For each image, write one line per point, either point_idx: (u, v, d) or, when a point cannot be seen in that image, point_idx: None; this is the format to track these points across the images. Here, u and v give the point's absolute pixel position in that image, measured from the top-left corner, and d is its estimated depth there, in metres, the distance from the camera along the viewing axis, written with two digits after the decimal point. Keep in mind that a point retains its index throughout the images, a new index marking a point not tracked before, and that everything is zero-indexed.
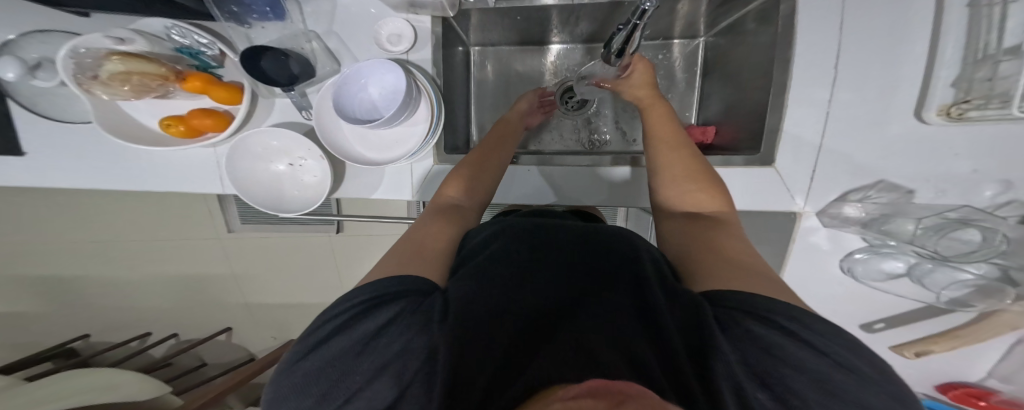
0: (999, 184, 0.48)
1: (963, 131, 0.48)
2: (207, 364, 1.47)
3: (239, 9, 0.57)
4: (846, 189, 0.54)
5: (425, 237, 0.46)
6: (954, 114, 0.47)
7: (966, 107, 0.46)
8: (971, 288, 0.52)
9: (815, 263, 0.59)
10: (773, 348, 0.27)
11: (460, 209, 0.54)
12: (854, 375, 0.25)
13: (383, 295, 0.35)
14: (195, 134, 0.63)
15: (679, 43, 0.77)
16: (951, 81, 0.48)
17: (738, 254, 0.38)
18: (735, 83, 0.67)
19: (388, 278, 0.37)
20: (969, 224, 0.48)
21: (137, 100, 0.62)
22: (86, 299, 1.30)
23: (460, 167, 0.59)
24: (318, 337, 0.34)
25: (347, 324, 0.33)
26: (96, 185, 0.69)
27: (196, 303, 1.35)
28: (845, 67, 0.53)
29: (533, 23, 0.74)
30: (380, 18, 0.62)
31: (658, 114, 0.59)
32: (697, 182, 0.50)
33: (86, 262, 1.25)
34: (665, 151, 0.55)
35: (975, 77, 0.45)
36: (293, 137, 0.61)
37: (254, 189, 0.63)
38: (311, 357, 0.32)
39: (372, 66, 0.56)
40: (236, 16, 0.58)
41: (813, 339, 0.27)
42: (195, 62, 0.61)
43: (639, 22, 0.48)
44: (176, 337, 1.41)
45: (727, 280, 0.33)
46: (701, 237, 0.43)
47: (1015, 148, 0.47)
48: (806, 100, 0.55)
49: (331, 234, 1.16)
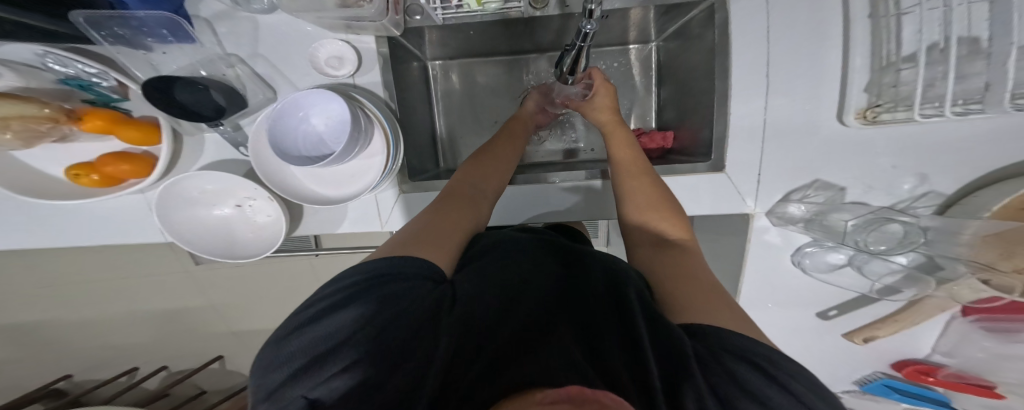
0: (915, 177, 0.53)
1: (882, 131, 0.53)
2: (206, 391, 1.29)
3: (127, 32, 0.51)
4: (788, 192, 0.58)
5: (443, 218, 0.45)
6: (869, 117, 0.52)
7: (879, 110, 0.51)
8: (899, 275, 0.58)
9: (771, 260, 0.62)
10: (751, 387, 0.25)
11: (475, 194, 0.52)
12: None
13: (390, 278, 0.34)
14: (112, 182, 0.56)
15: (634, 48, 0.80)
16: (863, 86, 0.53)
17: (712, 285, 0.38)
18: (685, 89, 0.70)
19: (403, 258, 0.36)
20: (892, 219, 0.53)
21: (33, 148, 0.54)
22: (16, 358, 1.16)
23: (473, 160, 0.58)
24: (317, 308, 0.32)
25: (347, 301, 0.32)
26: (9, 242, 0.61)
27: (167, 338, 1.21)
28: (777, 76, 0.56)
29: (486, 37, 0.73)
30: (316, 38, 0.57)
31: (619, 139, 0.60)
32: (659, 209, 0.51)
33: (9, 317, 1.11)
34: (626, 181, 0.55)
35: (884, 82, 0.51)
36: (230, 177, 0.55)
37: (199, 236, 0.57)
38: (308, 328, 0.31)
39: (312, 98, 0.52)
40: (125, 39, 0.52)
41: (801, 391, 0.25)
42: (89, 95, 0.54)
43: (584, 43, 0.49)
44: (165, 371, 1.25)
45: (706, 312, 0.33)
46: (658, 262, 0.44)
47: (928, 146, 0.51)
48: (748, 107, 0.58)
49: (311, 256, 1.08)
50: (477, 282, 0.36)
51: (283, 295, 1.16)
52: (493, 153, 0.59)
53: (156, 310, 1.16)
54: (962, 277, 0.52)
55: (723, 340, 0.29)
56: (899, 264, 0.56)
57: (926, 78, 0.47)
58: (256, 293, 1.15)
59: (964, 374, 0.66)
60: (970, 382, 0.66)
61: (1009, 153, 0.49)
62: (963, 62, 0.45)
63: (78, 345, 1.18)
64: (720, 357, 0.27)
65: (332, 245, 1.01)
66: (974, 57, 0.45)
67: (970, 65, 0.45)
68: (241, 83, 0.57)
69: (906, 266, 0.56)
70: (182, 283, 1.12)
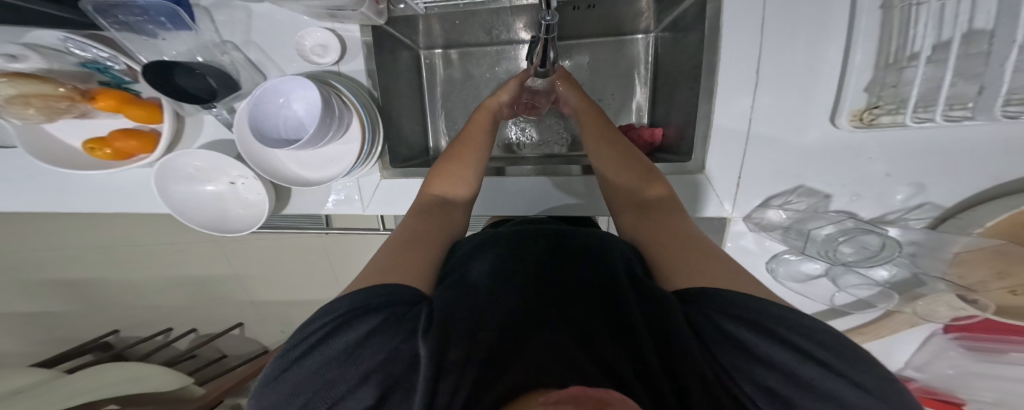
0: (911, 187, 0.50)
1: (875, 136, 0.49)
2: (227, 355, 1.42)
3: (131, 18, 0.54)
4: (768, 196, 0.55)
5: (412, 235, 0.46)
6: (866, 120, 0.47)
7: (877, 113, 0.46)
8: (875, 289, 0.57)
9: (748, 267, 0.60)
10: (756, 350, 0.29)
11: (445, 207, 0.53)
12: (830, 373, 0.26)
13: (364, 306, 0.34)
14: (123, 157, 0.62)
15: (640, 38, 0.75)
16: (863, 86, 0.48)
17: (690, 240, 0.41)
18: (677, 84, 0.66)
19: (378, 287, 0.35)
20: (872, 231, 0.52)
21: (57, 121, 0.61)
22: (70, 310, 1.33)
23: (445, 156, 0.58)
24: (302, 347, 0.32)
25: (327, 335, 0.32)
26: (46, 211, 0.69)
27: (189, 304, 1.33)
28: (767, 73, 0.52)
29: (474, 26, 0.71)
30: (303, 27, 0.59)
31: (584, 108, 0.60)
32: (636, 171, 0.52)
33: (61, 276, 1.26)
34: (597, 147, 0.56)
35: (886, 82, 0.46)
36: (218, 156, 0.60)
37: (196, 211, 0.63)
38: (294, 367, 0.32)
39: (290, 85, 0.55)
40: (128, 25, 0.55)
41: (808, 346, 0.28)
42: (105, 77, 0.59)
43: (548, 37, 0.51)
44: (194, 333, 1.38)
45: (696, 276, 0.35)
46: (652, 228, 0.45)
47: (921, 154, 0.48)
48: (732, 108, 0.54)
49: (319, 235, 1.13)
50: (454, 294, 0.36)
51: (296, 271, 1.24)
52: (466, 146, 0.59)
53: (182, 277, 1.28)
54: (937, 293, 0.52)
55: (717, 300, 0.31)
56: (878, 278, 0.55)
57: (925, 78, 0.42)
58: (268, 267, 1.23)
59: (933, 389, 0.65)
60: (939, 398, 0.65)
61: (1010, 166, 0.46)
62: (962, 64, 0.40)
63: (121, 303, 1.34)
64: (717, 323, 0.30)
65: (341, 225, 1.07)
66: (975, 59, 0.40)
67: (968, 66, 0.40)
68: (234, 68, 0.60)
69: (885, 281, 0.55)
70: (209, 253, 1.22)
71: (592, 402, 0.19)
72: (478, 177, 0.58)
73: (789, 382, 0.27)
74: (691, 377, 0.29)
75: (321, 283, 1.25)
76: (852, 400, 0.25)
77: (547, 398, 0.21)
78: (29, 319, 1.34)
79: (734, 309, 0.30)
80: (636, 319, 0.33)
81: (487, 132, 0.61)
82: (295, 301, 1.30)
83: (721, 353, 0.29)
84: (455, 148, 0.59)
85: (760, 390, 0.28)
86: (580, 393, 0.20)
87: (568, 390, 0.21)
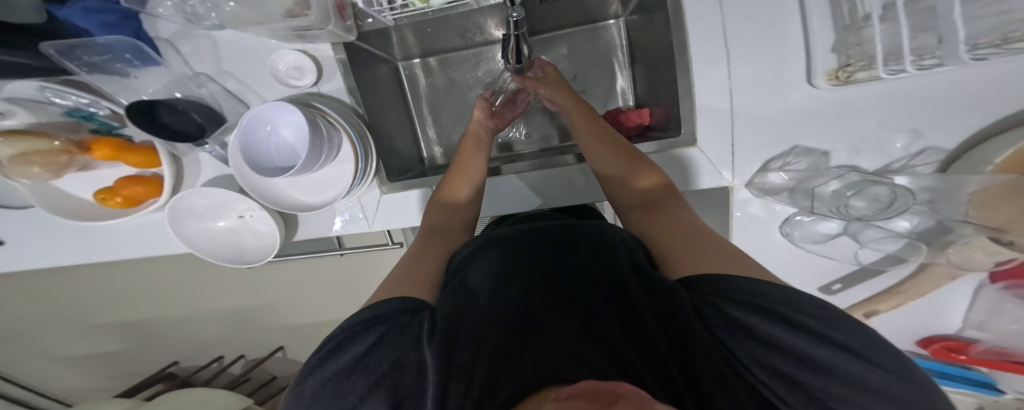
0: (907, 134, 0.47)
1: (859, 90, 0.46)
2: (275, 377, 1.48)
3: (96, 59, 0.57)
4: (766, 161, 0.53)
5: (420, 253, 0.48)
6: (841, 78, 0.46)
7: (852, 70, 0.45)
8: (904, 241, 0.53)
9: (760, 234, 0.58)
10: (762, 332, 0.29)
11: (448, 227, 0.54)
12: (836, 350, 0.27)
13: (374, 316, 0.37)
14: (134, 202, 0.65)
15: (613, 24, 0.74)
16: (830, 48, 0.46)
17: (693, 230, 0.41)
18: (654, 61, 0.64)
19: (387, 299, 0.38)
20: (879, 183, 0.48)
21: (66, 175, 0.65)
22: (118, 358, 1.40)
23: (446, 178, 0.61)
24: (326, 350, 0.36)
25: (344, 342, 0.35)
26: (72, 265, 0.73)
27: (226, 339, 1.38)
28: (740, 36, 0.50)
29: (447, 31, 0.72)
30: (277, 49, 0.60)
31: (575, 108, 0.61)
32: (629, 162, 0.52)
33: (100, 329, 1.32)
34: (588, 140, 0.56)
35: (848, 41, 0.45)
36: (222, 192, 0.62)
37: (209, 246, 0.65)
38: (317, 374, 0.35)
39: (276, 110, 0.56)
40: (96, 66, 0.58)
41: (814, 326, 0.28)
42: (95, 125, 0.62)
43: (518, 32, 0.52)
44: (243, 359, 1.43)
45: (700, 265, 0.35)
46: (653, 223, 0.44)
47: (915, 100, 0.45)
48: (710, 78, 0.52)
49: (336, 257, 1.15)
50: (456, 297, 0.37)
51: (319, 294, 1.26)
52: (458, 173, 0.60)
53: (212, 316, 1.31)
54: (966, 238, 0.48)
55: (723, 286, 0.31)
56: (900, 229, 0.52)
57: (883, 35, 0.41)
58: (292, 294, 1.26)
59: (1004, 350, 0.61)
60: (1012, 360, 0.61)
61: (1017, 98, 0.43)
62: (914, 19, 0.39)
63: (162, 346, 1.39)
64: (721, 304, 0.30)
65: (355, 244, 1.09)
66: (924, 14, 0.39)
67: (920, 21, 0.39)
68: (214, 99, 0.61)
69: (910, 232, 0.52)
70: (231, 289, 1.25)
71: (608, 397, 0.18)
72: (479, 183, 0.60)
73: (802, 367, 0.27)
74: (709, 372, 0.27)
75: (347, 302, 1.28)
76: (869, 381, 0.25)
77: (558, 395, 0.20)
78: (85, 372, 1.42)
79: (739, 295, 0.30)
80: (641, 309, 0.31)
81: (480, 150, 0.63)
82: (326, 322, 1.33)
83: (732, 342, 0.29)
84: (454, 165, 0.62)
85: (775, 376, 0.27)
86: (589, 389, 0.19)
87: (580, 385, 0.20)
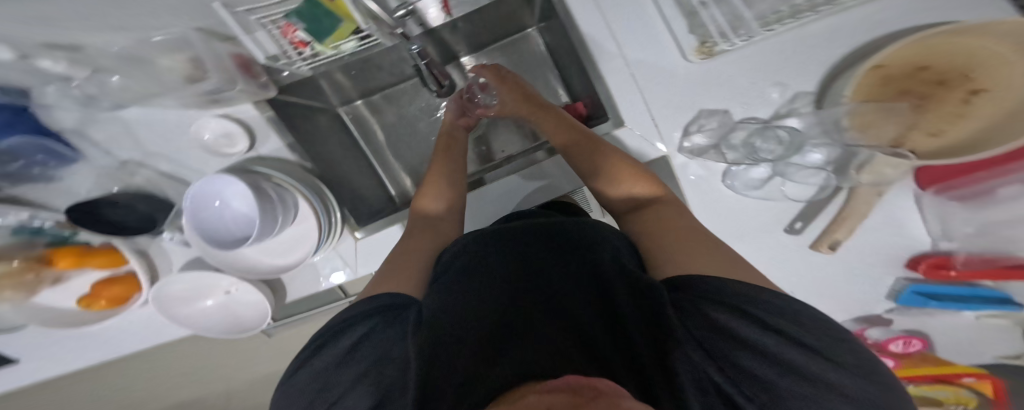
0: (777, 86, 0.53)
1: (724, 59, 0.54)
2: None
3: (14, 167, 0.62)
4: (683, 126, 0.55)
5: (407, 250, 0.51)
6: (707, 52, 0.54)
7: (709, 46, 0.53)
8: (819, 171, 0.54)
9: (714, 194, 0.57)
10: (740, 333, 0.30)
11: (437, 225, 0.56)
12: (806, 353, 0.28)
13: (367, 312, 0.39)
14: (118, 302, 0.68)
15: (534, 30, 0.77)
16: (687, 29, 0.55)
17: (688, 231, 0.41)
18: (568, 62, 0.70)
19: (379, 296, 0.40)
20: (776, 126, 0.53)
21: (43, 290, 0.69)
22: None
23: (421, 190, 0.61)
24: (324, 341, 0.38)
25: (341, 332, 0.38)
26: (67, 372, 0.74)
27: None
28: (621, 26, 0.56)
29: (379, 71, 0.76)
30: (197, 121, 0.63)
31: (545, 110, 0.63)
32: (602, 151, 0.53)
33: None
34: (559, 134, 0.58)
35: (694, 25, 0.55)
36: (197, 275, 0.65)
37: (210, 324, 0.71)
38: (314, 363, 0.37)
39: (218, 185, 0.57)
40: (18, 173, 0.62)
41: (789, 330, 0.29)
42: (48, 237, 0.65)
43: (424, 62, 0.59)
44: None
45: (691, 263, 0.35)
46: (647, 224, 0.45)
47: (774, 54, 0.53)
48: (612, 65, 0.56)
49: None
50: (444, 296, 0.38)
51: None
52: (433, 178, 0.62)
53: None
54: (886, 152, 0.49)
55: (704, 286, 0.32)
56: (816, 161, 0.54)
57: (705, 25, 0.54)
58: None
59: (988, 257, 0.56)
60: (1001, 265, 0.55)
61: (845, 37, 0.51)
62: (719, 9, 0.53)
63: None
64: (699, 304, 0.31)
65: None
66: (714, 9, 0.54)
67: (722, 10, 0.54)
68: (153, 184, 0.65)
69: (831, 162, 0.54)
70: None
71: (587, 391, 0.18)
72: (459, 181, 0.63)
73: (773, 366, 0.28)
74: (684, 371, 0.29)
75: None
76: (836, 383, 0.27)
77: (543, 387, 0.20)
78: None
79: (722, 295, 0.31)
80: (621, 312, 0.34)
81: (455, 155, 0.66)
82: None
83: (709, 340, 0.30)
84: (435, 169, 0.63)
85: (746, 376, 0.29)
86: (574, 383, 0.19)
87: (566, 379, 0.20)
